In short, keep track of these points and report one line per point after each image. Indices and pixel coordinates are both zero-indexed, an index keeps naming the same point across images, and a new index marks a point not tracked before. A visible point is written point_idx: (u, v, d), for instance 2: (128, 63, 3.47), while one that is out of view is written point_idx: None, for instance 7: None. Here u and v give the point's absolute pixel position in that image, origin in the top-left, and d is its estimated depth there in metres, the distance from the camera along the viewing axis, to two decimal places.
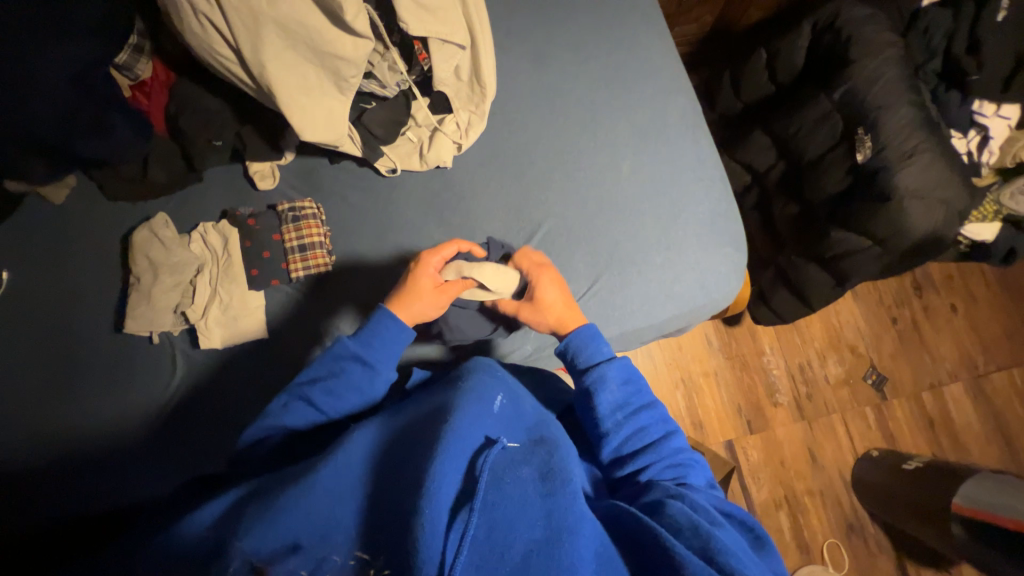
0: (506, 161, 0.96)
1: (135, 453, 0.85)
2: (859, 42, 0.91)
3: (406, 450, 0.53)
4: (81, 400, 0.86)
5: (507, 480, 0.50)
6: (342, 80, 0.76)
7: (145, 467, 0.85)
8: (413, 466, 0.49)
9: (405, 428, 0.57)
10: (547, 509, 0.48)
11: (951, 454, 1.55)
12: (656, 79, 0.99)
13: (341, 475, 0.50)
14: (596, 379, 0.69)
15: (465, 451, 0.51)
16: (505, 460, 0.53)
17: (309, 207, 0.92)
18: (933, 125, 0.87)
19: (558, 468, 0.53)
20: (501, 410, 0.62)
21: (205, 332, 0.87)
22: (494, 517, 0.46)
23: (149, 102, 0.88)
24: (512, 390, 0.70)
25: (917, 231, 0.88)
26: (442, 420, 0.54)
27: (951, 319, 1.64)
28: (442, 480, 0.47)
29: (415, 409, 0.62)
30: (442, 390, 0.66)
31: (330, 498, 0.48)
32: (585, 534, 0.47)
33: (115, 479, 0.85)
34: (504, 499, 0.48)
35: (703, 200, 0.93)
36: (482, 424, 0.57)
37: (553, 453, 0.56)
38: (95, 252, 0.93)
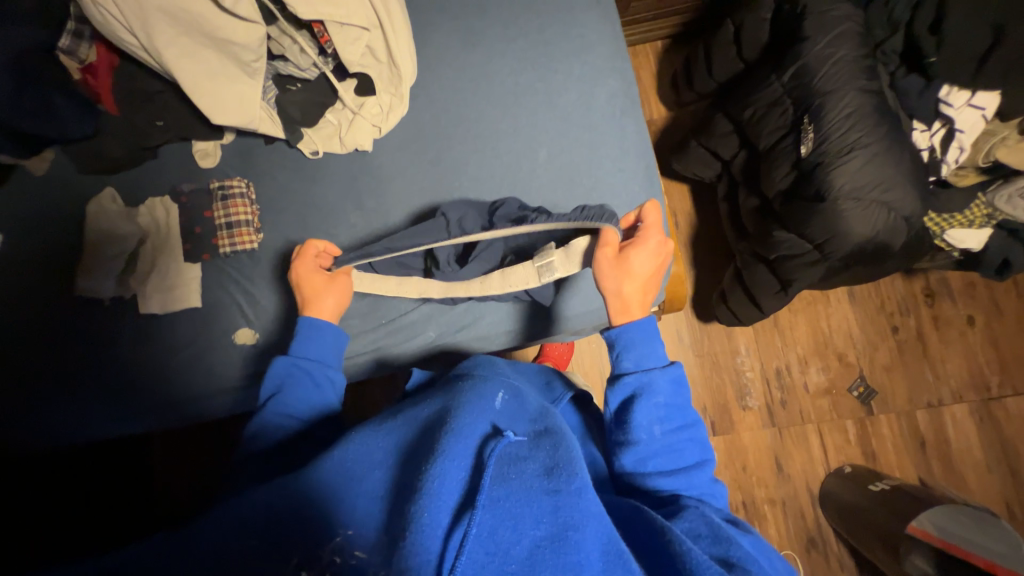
0: (426, 146, 0.95)
1: (82, 399, 0.96)
2: (814, 14, 0.80)
3: (414, 446, 0.55)
4: (42, 348, 0.98)
5: (514, 476, 0.51)
6: (245, 65, 0.79)
7: (88, 412, 0.96)
8: (418, 466, 0.51)
9: (416, 425, 0.58)
10: (555, 505, 0.49)
11: (941, 479, 1.41)
12: (591, 59, 0.93)
13: (356, 470, 0.53)
14: (636, 384, 0.66)
15: (468, 448, 0.53)
16: (511, 453, 0.54)
17: (238, 185, 0.98)
18: (886, 115, 0.76)
19: (563, 463, 0.53)
20: (503, 406, 0.63)
21: (144, 298, 0.96)
22: (498, 515, 0.47)
23: (98, 83, 0.94)
24: (513, 386, 0.70)
25: (856, 236, 0.78)
26: (444, 420, 0.56)
27: (966, 333, 1.47)
28: (443, 480, 0.48)
29: (429, 399, 0.64)
30: (449, 385, 0.67)
31: (331, 495, 0.50)
32: (591, 530, 0.48)
33: (62, 420, 0.95)
34: (512, 493, 0.49)
35: (622, 191, 0.89)
36: (489, 416, 0.59)
37: (559, 447, 0.56)
38: (60, 218, 1.03)
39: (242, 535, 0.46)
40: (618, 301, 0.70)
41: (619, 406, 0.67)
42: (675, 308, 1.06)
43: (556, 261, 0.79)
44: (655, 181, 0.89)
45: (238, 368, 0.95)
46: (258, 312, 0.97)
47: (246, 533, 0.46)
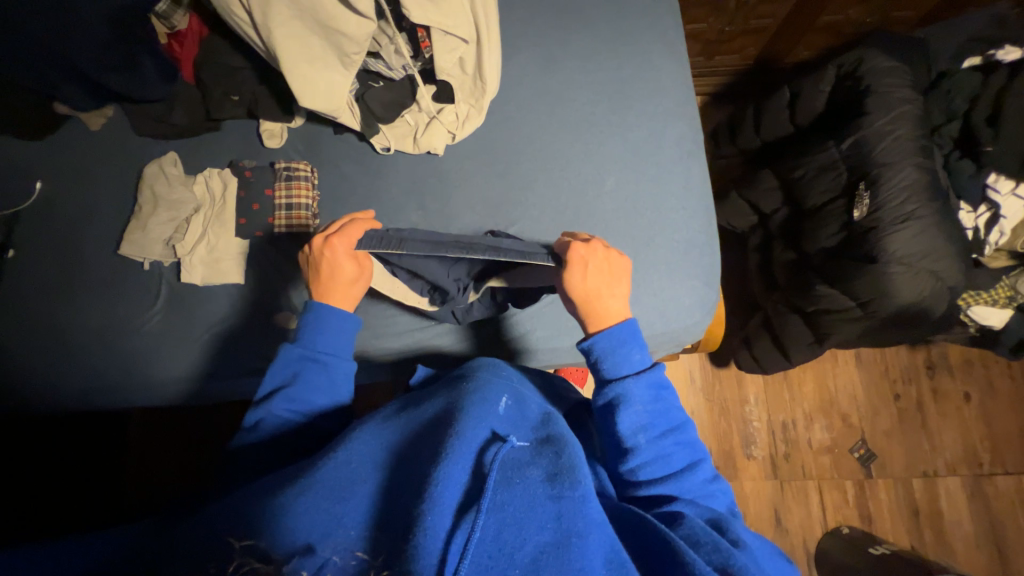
0: (495, 159, 0.98)
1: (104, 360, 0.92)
2: (877, 93, 0.87)
3: (416, 448, 0.53)
4: (72, 304, 0.95)
5: (518, 481, 0.50)
6: (345, 56, 0.81)
7: (112, 376, 0.92)
8: (424, 468, 0.50)
9: (415, 430, 0.57)
10: (558, 511, 0.48)
11: (932, 550, 1.44)
12: (662, 101, 0.99)
13: (355, 470, 0.51)
14: (618, 389, 0.63)
15: (470, 450, 0.52)
16: (514, 459, 0.53)
17: (303, 168, 0.97)
18: (937, 191, 0.82)
19: (567, 469, 0.52)
20: (506, 412, 0.61)
21: (188, 268, 0.93)
22: (503, 518, 0.46)
23: (181, 51, 0.95)
24: (517, 392, 0.68)
25: (901, 299, 0.82)
26: (448, 424, 0.54)
27: (962, 408, 1.53)
28: (447, 483, 0.47)
29: (430, 399, 0.62)
30: (448, 386, 0.65)
31: (331, 492, 0.48)
32: (594, 539, 0.47)
33: (86, 381, 0.92)
34: (513, 497, 0.48)
35: (681, 228, 0.93)
36: (489, 421, 0.57)
37: (563, 452, 0.55)
38: (109, 177, 1.01)
39: (242, 533, 0.44)
40: (589, 313, 0.70)
41: (600, 412, 0.64)
42: (710, 348, 1.07)
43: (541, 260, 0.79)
44: (714, 222, 0.93)
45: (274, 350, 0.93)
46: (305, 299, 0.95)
47: (248, 530, 0.44)
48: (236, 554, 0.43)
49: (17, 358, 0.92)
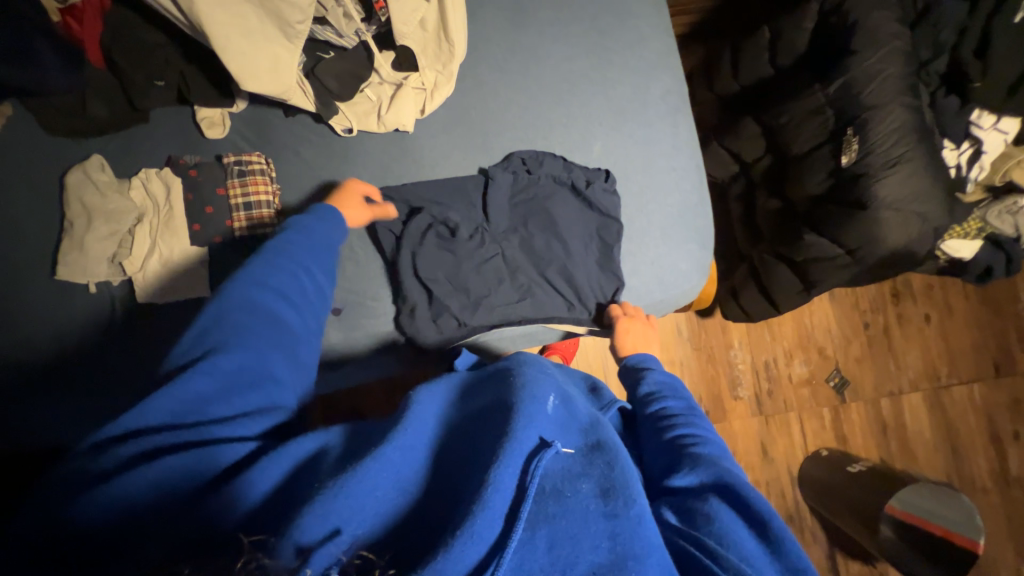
0: (472, 131, 0.90)
1: (54, 394, 0.83)
2: (863, 29, 0.84)
3: (467, 442, 0.49)
4: (2, 337, 0.83)
5: (570, 496, 0.46)
6: (287, 26, 0.70)
7: (64, 410, 0.82)
8: (472, 476, 0.45)
9: (473, 419, 0.52)
10: (613, 530, 0.44)
11: (898, 459, 1.59)
12: (643, 53, 0.92)
13: (400, 453, 0.46)
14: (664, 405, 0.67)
15: (523, 456, 0.46)
16: (563, 472, 0.48)
17: (257, 161, 0.87)
18: (924, 131, 0.82)
19: (621, 485, 0.47)
20: (558, 413, 0.53)
21: (142, 286, 0.83)
22: (555, 534, 0.42)
23: (80, 28, 0.79)
24: (564, 387, 0.60)
25: (889, 243, 0.84)
26: (506, 423, 0.48)
27: (923, 329, 1.65)
28: (499, 488, 0.42)
29: (489, 383, 0.56)
30: (498, 372, 0.57)
31: (390, 477, 0.44)
32: (653, 563, 0.42)
33: (36, 419, 0.82)
34: (564, 513, 0.44)
35: (673, 191, 0.90)
36: (540, 424, 0.49)
37: (615, 465, 0.50)
38: (24, 189, 0.86)
39: (252, 528, 0.41)
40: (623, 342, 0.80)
41: (643, 421, 0.67)
42: (703, 306, 1.08)
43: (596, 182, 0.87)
44: (706, 181, 0.91)
45: None
46: None
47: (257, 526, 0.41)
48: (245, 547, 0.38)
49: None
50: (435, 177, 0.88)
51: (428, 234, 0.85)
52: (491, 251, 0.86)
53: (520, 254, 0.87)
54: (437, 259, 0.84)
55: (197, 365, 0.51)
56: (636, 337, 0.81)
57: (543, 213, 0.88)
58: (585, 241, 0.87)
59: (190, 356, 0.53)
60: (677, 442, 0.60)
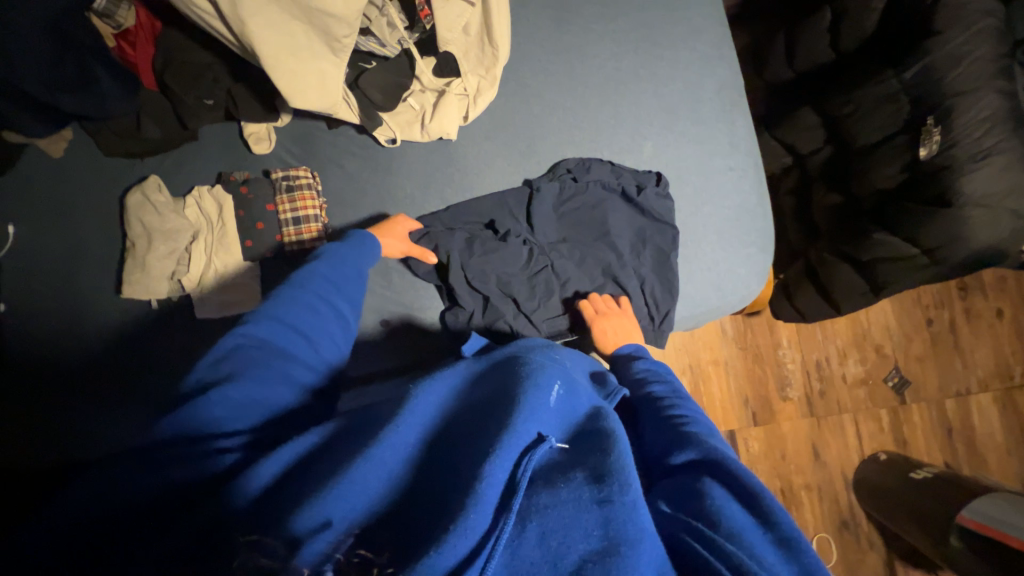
0: (516, 136, 0.87)
1: (113, 407, 0.85)
2: (947, 7, 0.77)
3: (461, 431, 0.47)
4: (71, 355, 0.86)
5: (563, 487, 0.42)
6: (333, 40, 0.69)
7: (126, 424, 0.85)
8: (462, 464, 0.43)
9: (467, 412, 0.50)
10: (604, 517, 0.40)
11: (965, 464, 1.49)
12: (694, 46, 0.88)
13: (393, 451, 0.43)
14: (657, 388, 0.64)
15: (516, 446, 0.44)
16: (554, 464, 0.46)
17: (304, 176, 0.87)
18: (1019, 118, 0.74)
19: (617, 472, 0.43)
20: (557, 401, 0.51)
21: (201, 303, 0.85)
22: (545, 523, 0.40)
23: (135, 54, 0.82)
24: (570, 375, 0.58)
25: (975, 243, 0.77)
26: (500, 412, 0.46)
27: (995, 325, 1.53)
28: (490, 478, 0.40)
29: (490, 375, 0.54)
30: (500, 364, 0.55)
31: (381, 470, 0.42)
32: (646, 548, 0.39)
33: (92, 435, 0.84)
34: (557, 504, 0.41)
35: (731, 193, 0.85)
36: (538, 414, 0.47)
37: (610, 451, 0.46)
38: (86, 209, 0.90)
39: (249, 527, 0.38)
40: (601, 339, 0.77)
41: (637, 411, 0.64)
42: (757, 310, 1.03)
43: (650, 190, 0.83)
44: (765, 179, 0.86)
45: None
46: None
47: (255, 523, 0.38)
48: (240, 549, 0.36)
49: (31, 418, 0.85)
50: (484, 189, 0.87)
51: (458, 238, 0.84)
52: (538, 262, 0.84)
53: (568, 264, 0.85)
54: (485, 273, 0.83)
55: (207, 393, 0.49)
56: (615, 330, 0.77)
57: (592, 220, 0.85)
58: (636, 249, 0.84)
59: (202, 382, 0.51)
60: (670, 425, 0.57)
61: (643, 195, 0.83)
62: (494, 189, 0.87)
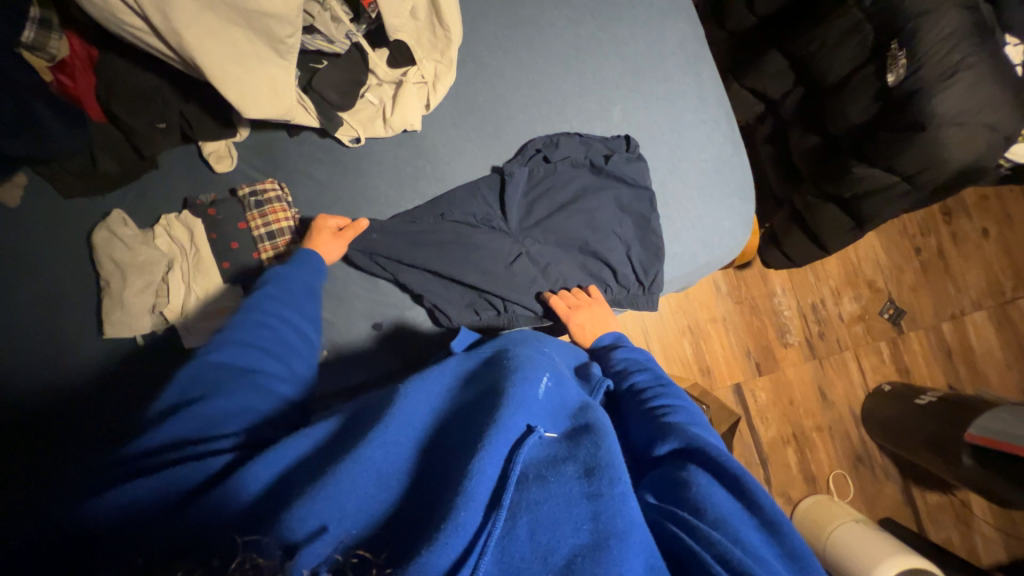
0: (482, 119, 0.85)
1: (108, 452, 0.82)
2: None
3: (452, 428, 0.47)
4: (57, 405, 0.83)
5: (553, 481, 0.42)
6: (277, 42, 0.66)
7: None
8: (454, 464, 0.42)
9: (456, 412, 0.49)
10: (594, 511, 0.40)
11: (968, 383, 1.52)
12: (649, 3, 0.86)
13: (384, 450, 0.42)
14: (639, 376, 0.63)
15: (504, 442, 0.43)
16: (544, 457, 0.45)
17: (272, 189, 0.85)
18: (983, 31, 0.73)
19: (607, 463, 0.43)
20: (545, 393, 0.51)
21: (187, 332, 0.82)
22: (534, 518, 0.39)
23: (77, 87, 0.77)
24: (557, 366, 0.58)
25: (952, 164, 0.77)
26: (490, 408, 0.46)
27: (982, 245, 1.54)
28: (481, 476, 0.40)
29: (482, 370, 0.53)
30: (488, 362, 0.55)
31: (374, 479, 0.41)
32: (637, 540, 0.38)
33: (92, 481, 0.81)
34: (546, 499, 0.41)
35: (705, 146, 0.84)
36: (526, 409, 0.47)
37: (600, 444, 0.45)
38: (52, 253, 0.86)
39: (247, 529, 0.37)
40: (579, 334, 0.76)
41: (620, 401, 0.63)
42: (747, 260, 1.03)
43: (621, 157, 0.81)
44: (738, 128, 0.85)
45: None
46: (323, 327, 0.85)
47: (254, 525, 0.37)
48: (236, 549, 0.35)
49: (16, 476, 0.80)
50: (458, 177, 0.86)
51: (412, 242, 0.82)
52: (513, 250, 0.83)
53: (550, 242, 0.84)
54: (457, 269, 0.82)
55: (181, 412, 0.48)
56: (591, 321, 0.77)
57: (568, 194, 0.84)
58: (616, 217, 0.83)
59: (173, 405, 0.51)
60: (650, 412, 0.56)
61: (616, 162, 0.81)
62: (466, 177, 0.86)
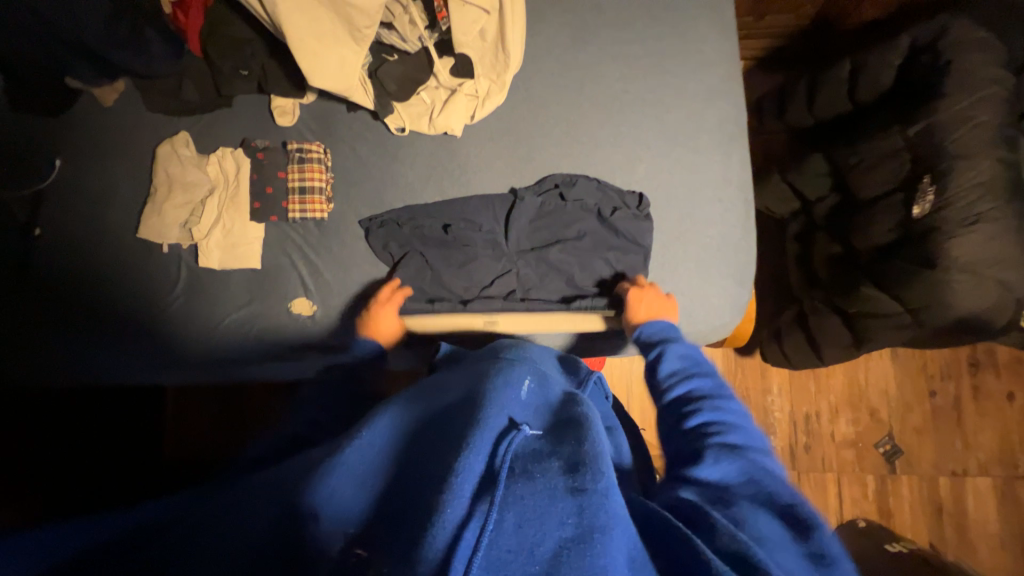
0: (517, 141, 0.91)
1: (108, 336, 0.91)
2: (957, 71, 0.77)
3: (433, 432, 0.48)
4: (76, 282, 0.92)
5: (539, 477, 0.41)
6: (356, 30, 0.76)
7: (117, 353, 0.91)
8: (434, 463, 0.43)
9: (442, 413, 0.51)
10: (579, 504, 0.39)
11: (952, 548, 1.41)
12: (701, 78, 0.90)
13: (360, 454, 0.46)
14: (689, 386, 0.62)
15: (486, 434, 0.44)
16: (530, 450, 0.45)
17: (316, 150, 0.94)
18: (1017, 188, 0.73)
19: (590, 458, 0.43)
20: (528, 398, 0.53)
21: (206, 253, 0.92)
22: (522, 508, 0.39)
23: (186, 22, 0.89)
24: (540, 371, 0.60)
25: (960, 307, 0.76)
26: (470, 409, 0.48)
27: (1003, 408, 1.46)
28: (467, 474, 0.40)
29: (459, 379, 0.56)
30: (475, 368, 0.57)
31: (355, 478, 0.44)
32: (618, 535, 0.38)
33: (90, 356, 0.91)
34: (533, 492, 0.40)
35: (715, 223, 0.86)
36: (506, 407, 0.48)
37: (583, 438, 0.46)
38: (117, 153, 0.97)
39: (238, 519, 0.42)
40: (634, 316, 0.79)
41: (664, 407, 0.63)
42: (735, 345, 1.03)
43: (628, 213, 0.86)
44: (752, 217, 0.87)
45: (289, 335, 0.91)
46: (321, 285, 0.92)
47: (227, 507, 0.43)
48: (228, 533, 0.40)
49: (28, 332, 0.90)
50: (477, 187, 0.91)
51: (419, 232, 0.90)
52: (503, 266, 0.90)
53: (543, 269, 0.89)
54: (447, 264, 0.89)
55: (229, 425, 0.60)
56: (651, 304, 0.78)
57: (574, 231, 0.89)
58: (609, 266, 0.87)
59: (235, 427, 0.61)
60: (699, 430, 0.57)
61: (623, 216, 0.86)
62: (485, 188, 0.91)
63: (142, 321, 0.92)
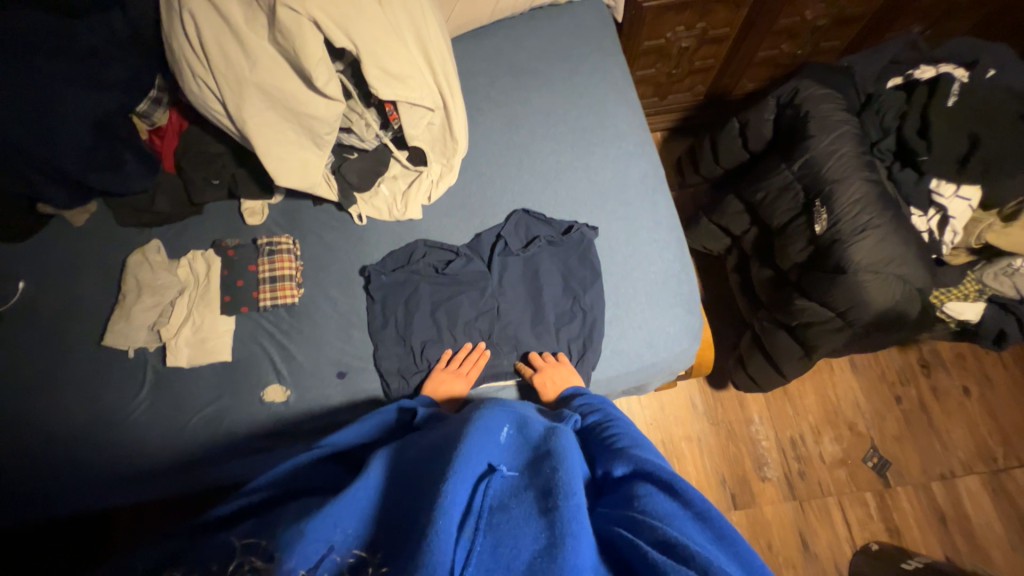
0: (471, 214, 1.02)
1: (64, 455, 0.86)
2: (816, 118, 0.95)
3: (416, 475, 0.47)
4: (34, 402, 0.89)
5: (515, 507, 0.43)
6: (317, 136, 0.86)
7: (73, 472, 0.85)
8: (421, 502, 0.43)
9: (426, 455, 0.49)
10: (548, 522, 0.40)
11: (968, 558, 1.38)
12: (620, 145, 1.07)
13: (363, 491, 0.46)
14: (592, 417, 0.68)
15: (471, 473, 0.44)
16: (510, 486, 0.45)
17: (286, 242, 1.00)
18: (888, 201, 0.88)
19: (562, 481, 0.43)
20: (510, 441, 0.52)
21: (173, 351, 0.92)
22: (499, 533, 0.41)
23: (163, 144, 1.01)
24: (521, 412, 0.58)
25: (876, 305, 0.86)
26: (450, 446, 0.47)
27: (964, 404, 1.53)
28: (448, 508, 0.40)
29: (438, 428, 0.54)
30: (457, 412, 0.57)
31: (355, 511, 0.45)
32: (585, 541, 0.40)
33: (45, 481, 0.85)
34: (509, 519, 0.42)
35: (656, 260, 0.97)
36: (486, 452, 0.48)
37: (558, 464, 0.46)
38: (86, 268, 1.00)
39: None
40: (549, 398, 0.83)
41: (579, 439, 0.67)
42: (703, 371, 1.06)
43: (585, 246, 0.97)
44: (687, 251, 0.98)
45: (264, 423, 0.89)
46: (293, 368, 0.92)
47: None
48: None
49: None
50: (442, 248, 0.99)
51: (394, 296, 0.96)
52: (475, 316, 0.95)
53: (512, 313, 0.95)
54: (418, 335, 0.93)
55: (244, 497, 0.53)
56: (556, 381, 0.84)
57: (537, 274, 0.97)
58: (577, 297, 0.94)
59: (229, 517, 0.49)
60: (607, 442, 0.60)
61: (579, 252, 0.97)
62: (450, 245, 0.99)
63: (104, 433, 0.88)
